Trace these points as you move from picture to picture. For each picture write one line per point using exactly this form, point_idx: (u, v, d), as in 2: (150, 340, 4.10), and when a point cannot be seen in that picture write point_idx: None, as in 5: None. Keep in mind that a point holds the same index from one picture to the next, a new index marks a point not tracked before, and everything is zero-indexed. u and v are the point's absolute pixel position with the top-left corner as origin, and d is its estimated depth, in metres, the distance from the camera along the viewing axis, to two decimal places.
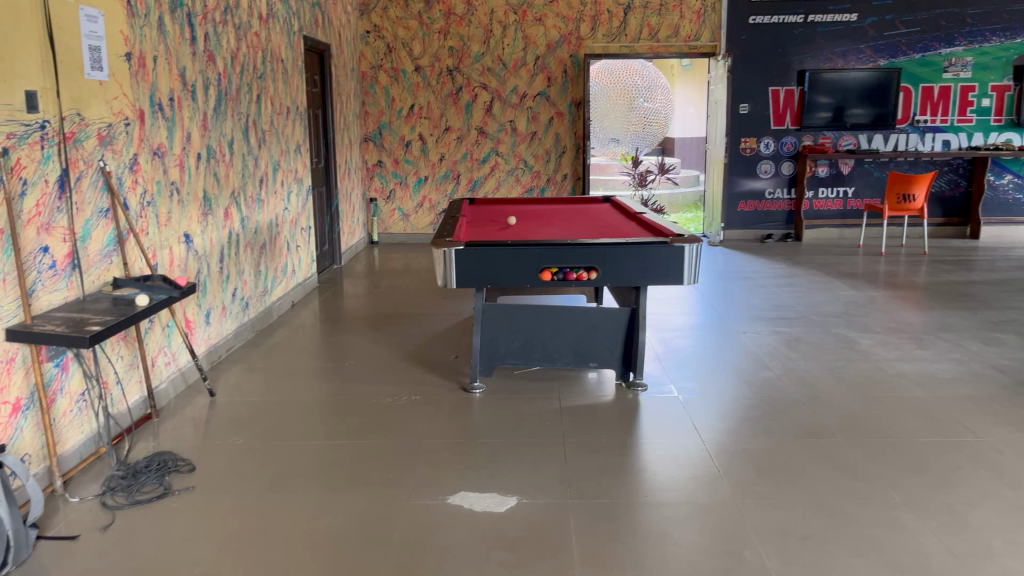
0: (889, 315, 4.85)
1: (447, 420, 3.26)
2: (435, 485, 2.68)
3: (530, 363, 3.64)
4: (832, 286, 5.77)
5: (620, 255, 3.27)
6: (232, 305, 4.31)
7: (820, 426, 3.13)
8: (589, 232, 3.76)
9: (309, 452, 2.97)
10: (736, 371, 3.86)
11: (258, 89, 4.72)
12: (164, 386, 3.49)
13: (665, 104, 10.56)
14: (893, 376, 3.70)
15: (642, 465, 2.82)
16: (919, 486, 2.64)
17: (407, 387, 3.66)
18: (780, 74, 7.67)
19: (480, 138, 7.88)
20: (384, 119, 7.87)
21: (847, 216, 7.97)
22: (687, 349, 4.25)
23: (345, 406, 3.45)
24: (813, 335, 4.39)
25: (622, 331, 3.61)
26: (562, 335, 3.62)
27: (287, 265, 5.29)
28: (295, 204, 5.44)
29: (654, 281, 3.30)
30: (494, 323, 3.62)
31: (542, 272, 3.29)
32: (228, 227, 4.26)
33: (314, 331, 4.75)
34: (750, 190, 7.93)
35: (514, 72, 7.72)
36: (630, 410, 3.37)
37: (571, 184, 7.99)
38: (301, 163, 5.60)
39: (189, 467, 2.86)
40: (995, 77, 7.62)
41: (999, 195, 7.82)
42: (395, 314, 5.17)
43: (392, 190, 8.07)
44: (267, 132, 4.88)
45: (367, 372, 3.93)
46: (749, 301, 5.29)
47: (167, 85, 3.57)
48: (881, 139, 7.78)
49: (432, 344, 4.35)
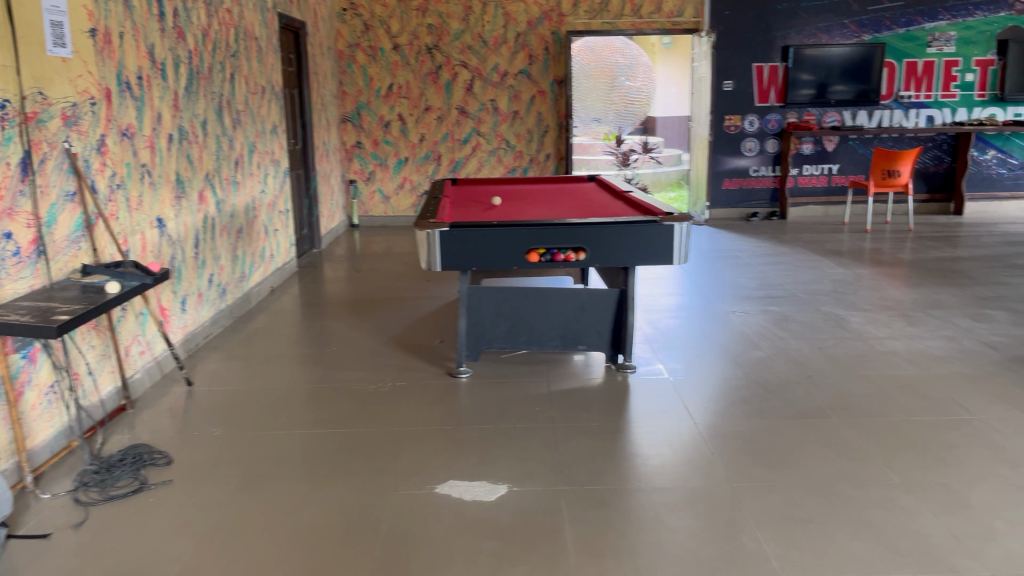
0: (877, 292, 4.81)
1: (433, 406, 3.17)
2: (422, 474, 2.59)
3: (517, 347, 3.56)
4: (819, 264, 5.72)
5: (609, 235, 3.18)
6: (209, 291, 4.19)
7: (813, 407, 3.07)
8: (576, 212, 3.66)
9: (291, 441, 2.87)
10: (725, 351, 3.80)
11: (231, 67, 4.56)
12: (139, 376, 3.37)
13: (646, 82, 10.45)
14: (885, 354, 3.65)
15: (634, 449, 2.75)
16: (917, 466, 2.58)
17: (390, 373, 3.57)
18: (764, 50, 7.58)
19: (460, 118, 7.75)
20: (363, 100, 7.71)
21: (831, 193, 7.93)
22: (677, 330, 4.18)
23: (327, 393, 3.35)
24: (802, 314, 4.33)
25: (610, 312, 3.53)
26: (549, 317, 3.54)
27: (265, 249, 5.16)
28: (272, 186, 5.30)
29: (643, 261, 3.22)
30: (480, 306, 3.53)
31: (529, 254, 3.20)
32: (203, 211, 4.13)
33: (294, 316, 4.64)
34: (735, 168, 7.87)
35: (495, 50, 7.58)
36: (620, 393, 3.29)
37: (554, 164, 7.89)
38: (278, 145, 5.46)
39: (166, 459, 2.75)
40: (979, 52, 7.59)
41: (982, 171, 7.81)
42: (378, 298, 5.06)
43: (371, 172, 7.91)
44: (241, 112, 4.73)
45: (350, 358, 3.83)
46: (736, 279, 5.24)
47: (134, 63, 3.42)
48: (865, 115, 7.72)
49: (416, 329, 4.26)
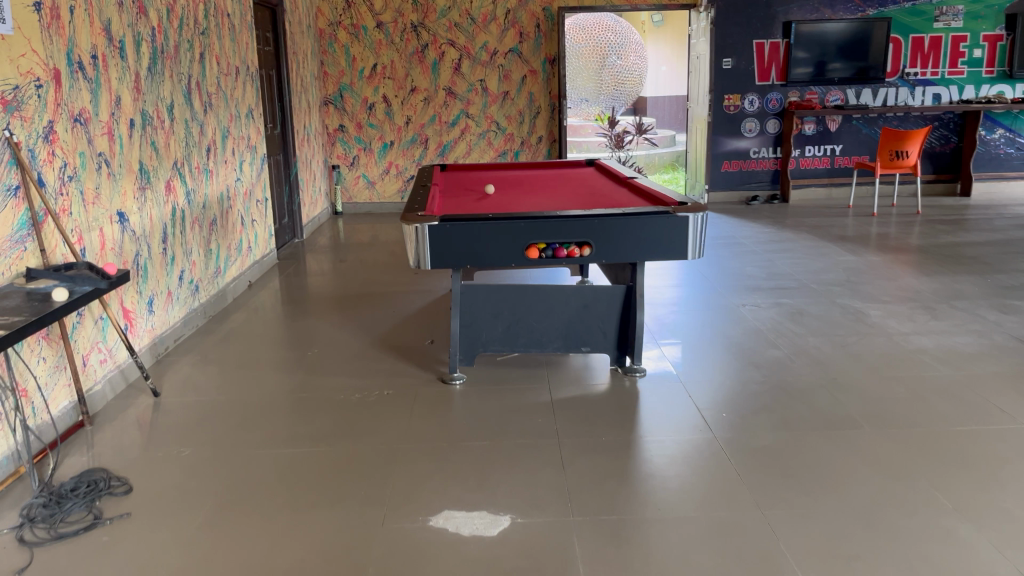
0: (893, 280, 4.55)
1: (425, 419, 2.88)
2: (415, 502, 2.31)
3: (516, 349, 3.27)
4: (828, 251, 5.45)
5: (616, 228, 2.88)
6: (179, 289, 3.86)
7: (843, 416, 2.80)
8: (579, 201, 3.37)
9: (267, 463, 2.58)
10: (739, 350, 3.52)
11: (201, 47, 4.22)
12: (99, 388, 3.06)
13: (639, 62, 10.11)
14: (912, 352, 3.38)
15: (649, 470, 2.46)
16: (967, 488, 2.32)
17: (378, 380, 3.27)
18: (765, 26, 7.27)
19: (448, 99, 7.41)
20: (345, 81, 7.34)
21: (834, 174, 7.67)
22: (684, 327, 3.88)
23: (309, 404, 3.05)
24: (817, 307, 4.06)
25: (616, 310, 3.25)
26: (550, 317, 3.25)
27: (242, 241, 4.83)
28: (248, 173, 4.97)
29: (655, 256, 2.92)
30: (474, 307, 3.23)
31: (529, 250, 2.90)
32: (171, 203, 3.80)
33: (274, 314, 4.33)
34: (734, 149, 7.57)
35: (483, 28, 7.23)
36: (629, 400, 3.02)
37: (546, 147, 7.59)
38: (254, 129, 5.11)
39: (125, 488, 2.45)
40: (987, 26, 7.31)
41: (989, 150, 7.56)
42: (364, 292, 4.75)
43: (355, 156, 7.57)
44: (213, 96, 4.38)
45: (335, 361, 3.53)
46: (742, 268, 4.96)
47: (88, 41, 3.08)
48: (869, 94, 7.43)
49: (405, 328, 3.96)
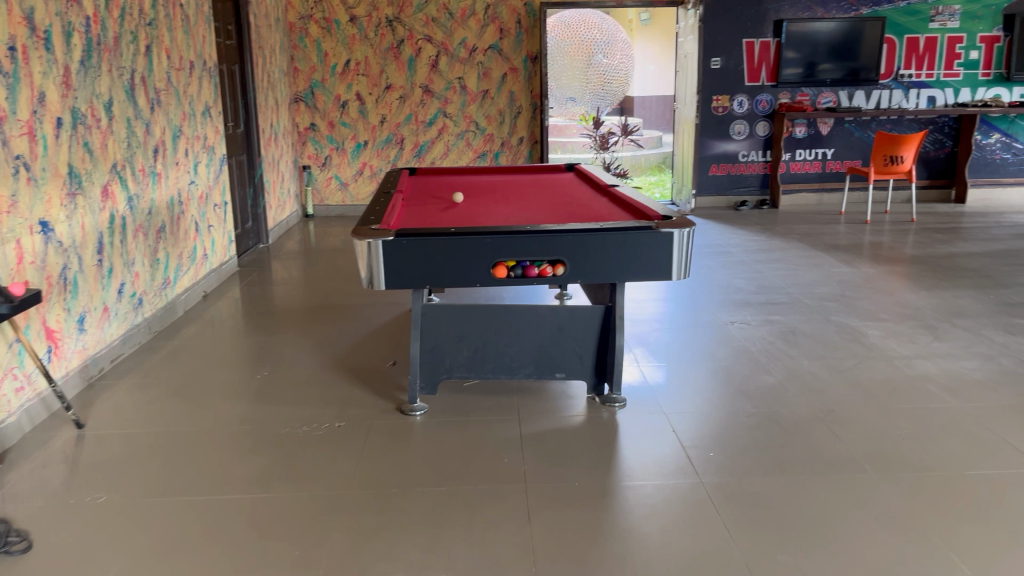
0: (891, 295, 4.27)
1: (377, 457, 2.57)
2: (354, 565, 2.00)
3: (483, 376, 2.96)
4: (821, 261, 5.18)
5: (593, 244, 2.58)
6: (118, 304, 3.54)
7: (844, 457, 2.51)
8: (555, 212, 3.06)
9: (192, 514, 2.27)
10: (728, 375, 3.23)
11: (147, 39, 3.89)
12: (14, 420, 2.75)
13: (625, 60, 9.81)
14: (916, 379, 3.10)
15: (626, 524, 2.17)
16: (985, 549, 2.04)
17: (330, 410, 2.95)
18: (755, 24, 6.99)
19: (425, 97, 7.10)
20: (317, 77, 7.01)
21: (825, 179, 7.40)
22: (668, 347, 3.59)
23: (249, 440, 2.73)
24: (811, 325, 3.78)
25: (594, 332, 2.94)
26: (521, 340, 2.94)
27: (195, 249, 4.49)
28: (204, 176, 4.64)
29: (636, 276, 2.62)
30: (437, 329, 2.92)
31: (495, 268, 2.60)
32: (109, 210, 3.47)
33: (227, 329, 4.01)
34: (722, 153, 7.30)
35: (462, 24, 6.93)
36: (607, 434, 2.72)
37: (527, 148, 7.29)
38: (212, 129, 4.79)
39: (24, 545, 2.13)
40: (984, 27, 7.06)
41: (985, 155, 7.32)
42: (327, 305, 4.43)
43: (327, 156, 7.23)
44: (162, 92, 4.05)
45: (285, 386, 3.22)
46: (730, 281, 4.68)
47: (5, 31, 2.75)
48: (863, 96, 7.17)
49: (366, 347, 3.64)
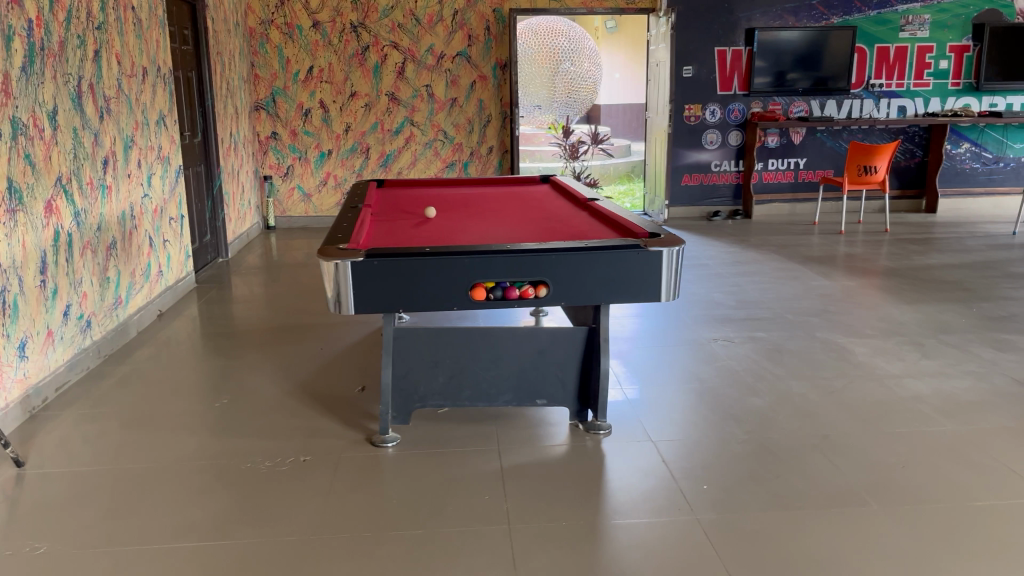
0: (874, 309, 4.18)
1: (346, 496, 2.38)
2: None
3: (460, 403, 2.78)
4: (799, 273, 5.09)
5: (578, 264, 2.42)
6: (63, 328, 3.29)
7: (844, 489, 2.37)
8: (535, 229, 2.90)
9: (141, 566, 2.05)
10: (716, 396, 3.08)
11: (96, 44, 3.65)
12: None
13: (593, 68, 9.70)
14: (910, 401, 2.99)
15: (618, 570, 1.99)
16: None
17: (294, 443, 2.74)
18: (727, 32, 6.92)
19: (391, 105, 6.90)
20: (278, 84, 6.77)
21: (797, 189, 7.35)
22: (650, 366, 3.44)
23: (206, 478, 2.52)
24: (795, 342, 3.66)
25: (577, 355, 2.78)
26: (500, 365, 2.76)
27: (149, 265, 4.24)
28: (158, 188, 4.39)
29: (622, 298, 2.46)
30: (410, 355, 2.72)
31: (473, 290, 2.42)
32: (53, 226, 3.22)
33: (184, 351, 3.77)
34: (695, 162, 7.21)
35: (429, 30, 6.76)
36: (592, 465, 2.55)
37: (497, 158, 7.14)
38: (167, 138, 4.55)
39: None
40: (954, 37, 7.08)
41: (954, 165, 7.33)
42: (291, 324, 4.21)
43: (289, 166, 6.99)
44: (112, 100, 3.81)
45: (246, 415, 3.00)
46: (709, 295, 4.55)
47: None
48: (834, 105, 7.14)
49: (332, 371, 3.44)
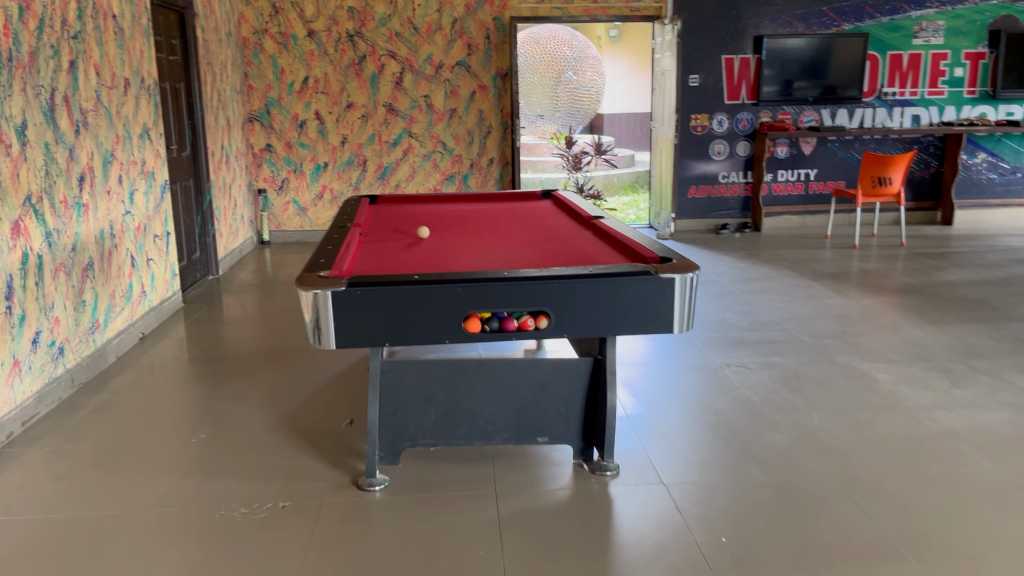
0: (895, 331, 3.96)
1: (328, 550, 2.16)
2: None
3: (454, 442, 2.56)
4: (814, 291, 4.87)
5: (583, 294, 2.20)
6: (32, 356, 3.08)
7: (877, 542, 2.14)
8: (537, 251, 2.68)
9: None
10: (732, 430, 2.86)
11: (71, 54, 3.45)
12: None
13: (596, 78, 9.51)
14: (942, 436, 2.76)
15: None
16: None
17: (274, 486, 2.52)
18: (735, 40, 6.72)
19: (389, 116, 6.71)
20: (272, 95, 6.58)
21: (808, 201, 7.14)
22: (660, 396, 3.21)
23: (175, 528, 2.30)
24: (814, 369, 3.44)
25: (581, 390, 2.56)
26: (498, 400, 2.55)
27: (131, 286, 4.03)
28: (142, 205, 4.19)
29: (631, 330, 2.25)
30: (399, 390, 2.51)
31: (468, 321, 2.20)
32: (21, 248, 3.02)
33: (165, 377, 3.56)
34: (702, 174, 7.00)
35: (428, 39, 6.57)
36: (599, 512, 2.33)
37: (497, 170, 6.94)
38: (152, 152, 4.35)
39: None
40: (969, 44, 6.87)
41: (970, 175, 7.11)
42: (281, 347, 4.00)
43: (284, 179, 6.79)
44: (90, 113, 3.61)
45: (225, 452, 2.79)
46: (721, 315, 4.34)
47: None
48: (845, 115, 6.93)
49: (321, 402, 3.22)
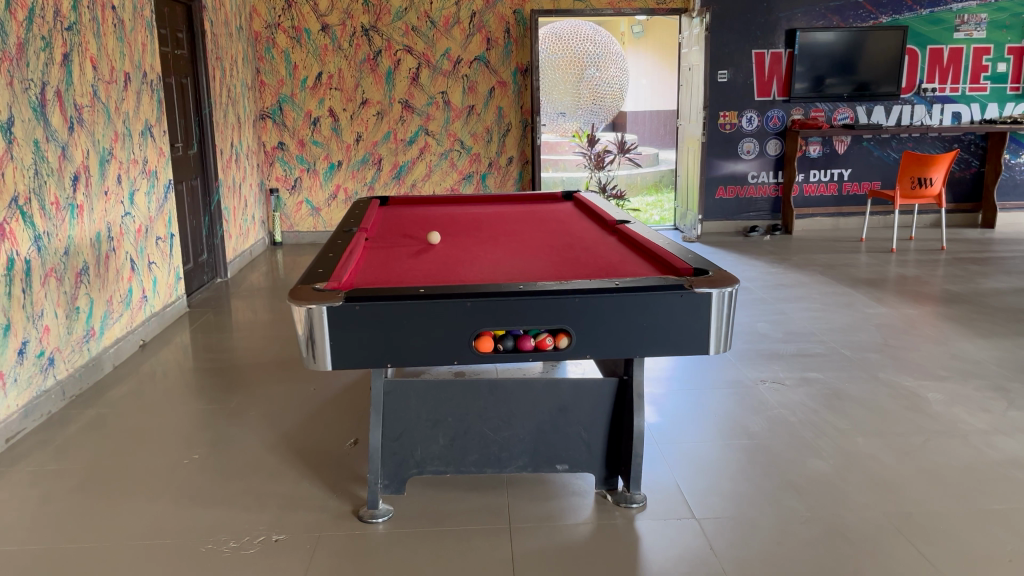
0: (943, 344, 3.68)
1: None
2: None
3: (465, 469, 2.33)
4: (850, 298, 4.59)
5: (608, 309, 1.97)
6: (17, 368, 2.89)
7: None
8: (558, 260, 2.44)
9: None
10: (769, 455, 2.62)
11: (65, 46, 3.27)
12: None
13: (620, 74, 9.26)
14: (1007, 466, 2.48)
15: None
16: None
17: (268, 517, 2.30)
18: (766, 33, 6.44)
19: (405, 113, 6.49)
20: (285, 92, 6.40)
21: (841, 202, 6.84)
22: (690, 415, 2.97)
23: (156, 564, 2.08)
24: (858, 386, 3.17)
25: (604, 413, 2.32)
26: (513, 424, 2.32)
27: (130, 290, 3.84)
28: (143, 206, 4.01)
29: (662, 351, 2.01)
30: (404, 413, 2.28)
31: (478, 340, 1.96)
32: (6, 252, 2.83)
33: (163, 388, 3.36)
34: (730, 173, 6.73)
35: (445, 33, 6.35)
36: (624, 551, 2.08)
37: (517, 169, 6.71)
38: (155, 150, 4.17)
39: None
40: (1012, 37, 6.54)
41: (1014, 176, 6.78)
42: (285, 356, 3.79)
43: (297, 179, 6.61)
44: (86, 109, 3.43)
45: (217, 476, 2.57)
46: (753, 325, 4.08)
47: None
48: (881, 112, 6.63)
49: (324, 420, 3.01)
